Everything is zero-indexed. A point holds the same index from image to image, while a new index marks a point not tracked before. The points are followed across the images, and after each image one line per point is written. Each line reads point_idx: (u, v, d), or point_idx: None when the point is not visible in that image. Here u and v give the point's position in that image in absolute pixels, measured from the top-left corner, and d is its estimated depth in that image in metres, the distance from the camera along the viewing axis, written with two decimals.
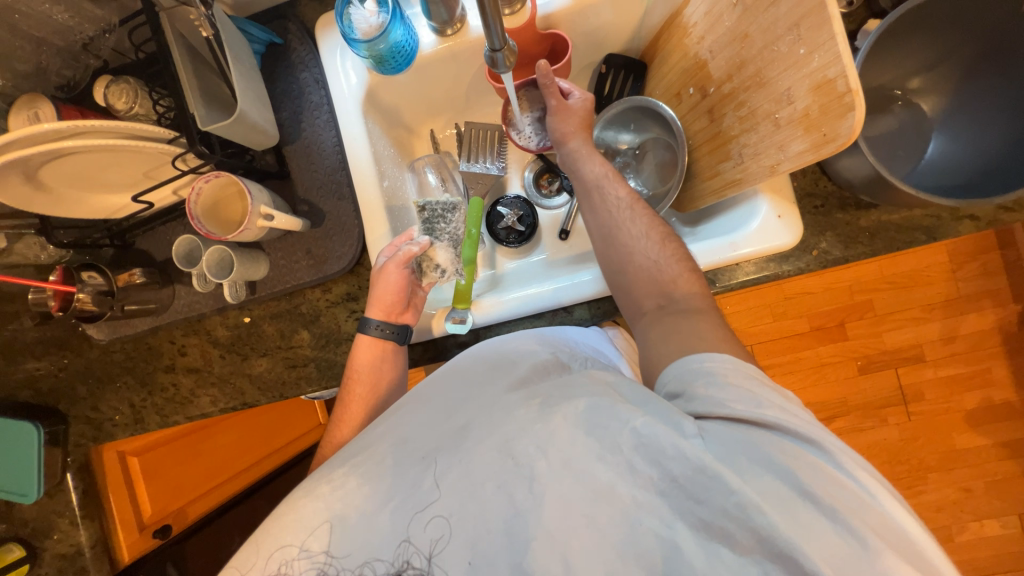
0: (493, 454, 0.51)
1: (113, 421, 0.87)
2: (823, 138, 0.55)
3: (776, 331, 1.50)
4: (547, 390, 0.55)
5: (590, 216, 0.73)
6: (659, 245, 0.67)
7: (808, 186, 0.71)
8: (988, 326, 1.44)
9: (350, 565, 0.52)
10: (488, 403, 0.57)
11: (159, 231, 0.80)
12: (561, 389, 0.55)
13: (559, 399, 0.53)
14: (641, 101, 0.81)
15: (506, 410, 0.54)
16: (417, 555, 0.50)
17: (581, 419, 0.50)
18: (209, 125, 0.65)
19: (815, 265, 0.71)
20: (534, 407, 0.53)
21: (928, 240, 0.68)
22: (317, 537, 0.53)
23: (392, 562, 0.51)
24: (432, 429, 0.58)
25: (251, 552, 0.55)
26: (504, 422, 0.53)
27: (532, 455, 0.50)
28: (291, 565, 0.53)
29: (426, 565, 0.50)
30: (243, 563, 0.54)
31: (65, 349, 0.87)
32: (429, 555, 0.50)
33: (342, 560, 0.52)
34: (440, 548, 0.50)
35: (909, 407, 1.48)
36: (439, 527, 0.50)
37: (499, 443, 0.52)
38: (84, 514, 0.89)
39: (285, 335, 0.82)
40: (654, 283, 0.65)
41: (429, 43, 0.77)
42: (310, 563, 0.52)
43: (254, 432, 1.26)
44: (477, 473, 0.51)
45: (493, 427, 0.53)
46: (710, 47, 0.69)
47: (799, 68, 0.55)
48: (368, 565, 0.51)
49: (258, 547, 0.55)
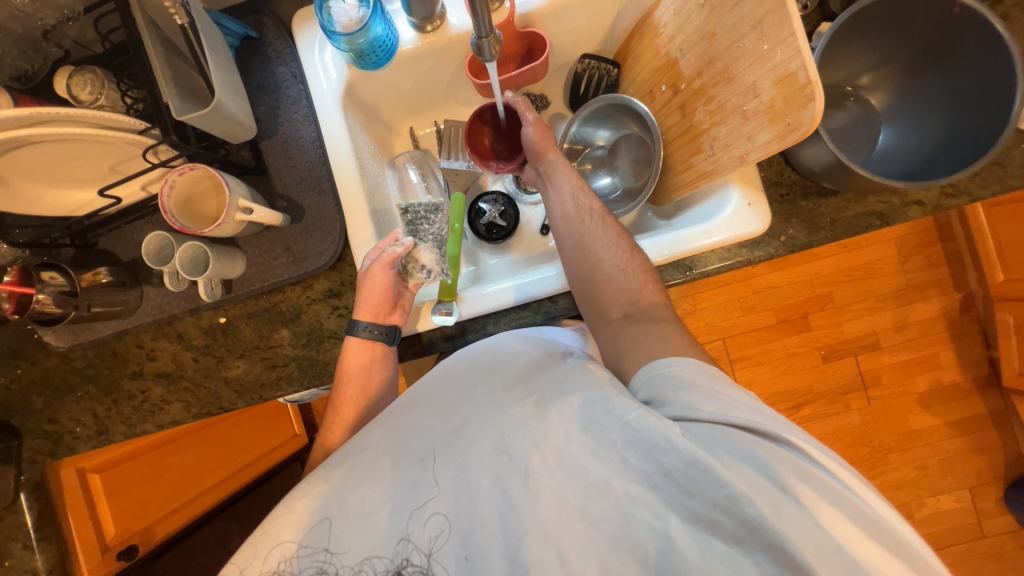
0: (488, 451, 0.52)
1: (75, 433, 0.82)
2: (787, 127, 0.59)
3: (746, 324, 1.57)
4: (546, 388, 0.56)
5: (563, 225, 0.74)
6: (628, 255, 0.70)
7: (773, 176, 0.76)
8: (934, 313, 1.55)
9: (350, 561, 0.50)
10: (484, 399, 0.59)
11: (125, 229, 0.77)
12: (556, 385, 0.56)
13: (553, 397, 0.54)
14: (616, 97, 0.84)
15: (500, 409, 0.55)
16: (416, 552, 0.50)
17: (576, 415, 0.51)
18: (184, 115, 0.62)
19: (783, 250, 0.75)
20: (529, 405, 0.54)
21: (882, 224, 0.74)
22: (316, 534, 0.52)
23: (392, 560, 0.50)
24: (427, 431, 0.58)
25: (246, 551, 0.53)
26: (500, 421, 0.54)
27: (528, 451, 0.51)
28: (291, 562, 0.51)
29: (425, 563, 0.50)
30: (238, 561, 0.53)
31: (19, 358, 0.81)
32: (428, 552, 0.50)
33: (341, 557, 0.51)
34: (440, 544, 0.50)
35: (869, 392, 1.57)
36: (438, 524, 0.51)
37: (493, 440, 0.53)
38: (40, 537, 0.82)
39: (263, 335, 0.79)
40: (623, 292, 0.68)
41: (409, 39, 0.78)
42: (309, 561, 0.51)
43: (224, 443, 1.22)
44: (472, 469, 0.52)
45: (489, 426, 0.54)
46: (680, 46, 0.73)
47: (764, 62, 0.59)
48: (367, 563, 0.50)
49: (254, 549, 0.53)
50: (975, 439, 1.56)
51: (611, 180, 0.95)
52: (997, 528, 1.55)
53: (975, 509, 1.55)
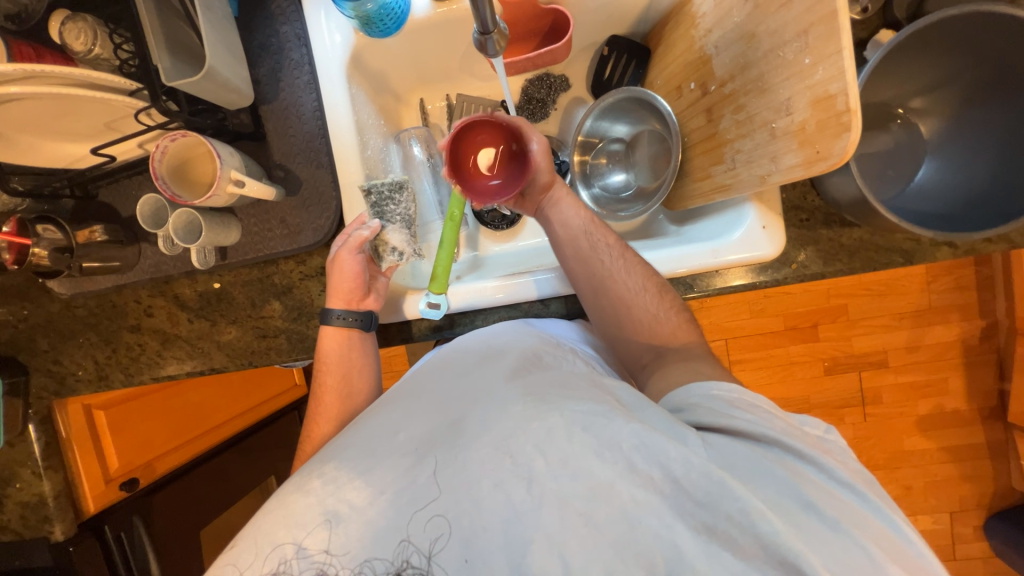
0: (490, 451, 0.50)
1: (77, 376, 0.86)
2: (815, 155, 0.53)
3: (751, 327, 1.53)
4: (545, 390, 0.55)
5: (578, 265, 0.70)
6: (656, 296, 0.67)
7: (796, 199, 0.70)
8: (952, 339, 1.49)
9: (349, 564, 0.49)
10: (487, 392, 0.57)
11: (123, 183, 0.76)
12: (557, 387, 0.55)
13: (556, 399, 0.53)
14: (638, 91, 0.78)
15: (503, 404, 0.54)
16: (416, 553, 0.49)
17: (580, 419, 0.50)
18: (175, 80, 0.60)
19: (792, 279, 0.71)
20: (530, 405, 0.52)
21: (905, 262, 0.69)
22: (316, 537, 0.50)
23: (391, 561, 0.49)
24: (422, 425, 0.57)
25: (242, 551, 0.52)
26: (501, 417, 0.52)
27: (530, 454, 0.49)
28: (290, 564, 0.50)
29: (425, 565, 0.48)
30: (235, 564, 0.52)
31: (24, 300, 0.85)
32: (429, 553, 0.49)
33: (340, 559, 0.49)
34: (440, 546, 0.49)
35: (865, 408, 1.55)
36: (439, 525, 0.49)
37: (496, 440, 0.51)
38: (47, 466, 0.88)
39: (255, 304, 0.80)
40: (651, 337, 0.68)
41: (422, 6, 0.71)
42: (307, 564, 0.50)
43: (224, 390, 1.28)
44: (472, 469, 0.50)
45: (491, 423, 0.52)
46: (716, 43, 0.66)
47: (802, 78, 0.53)
48: (367, 565, 0.49)
49: (251, 546, 0.52)
50: (967, 467, 1.54)
51: (626, 177, 0.89)
52: (967, 552, 1.57)
53: (951, 532, 1.56)
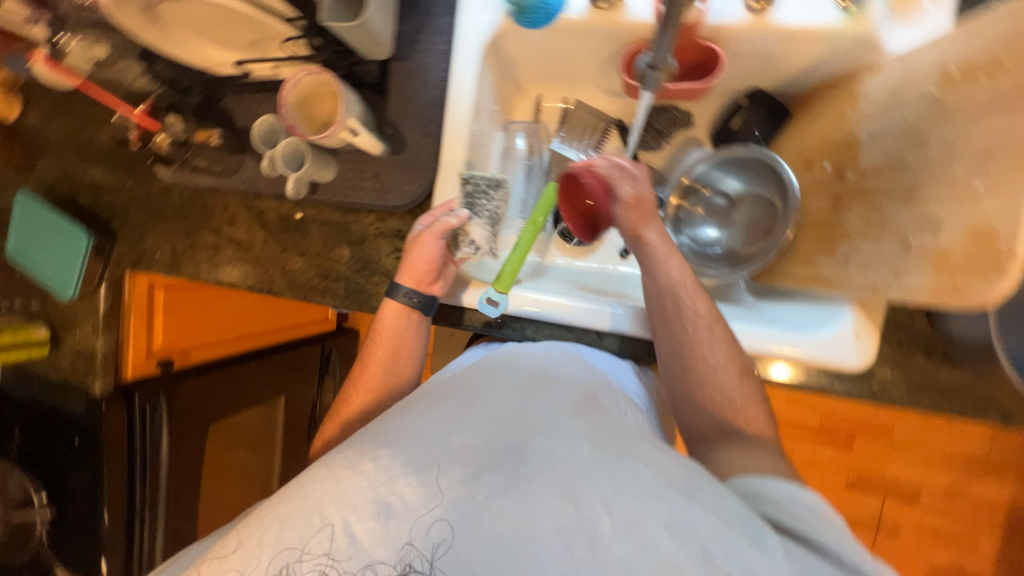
0: (552, 490, 0.45)
1: (153, 256, 0.92)
2: (950, 287, 0.48)
3: (783, 415, 1.45)
4: (614, 441, 0.50)
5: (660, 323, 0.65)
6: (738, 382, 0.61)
7: (901, 317, 0.65)
8: (999, 500, 1.37)
9: (352, 568, 0.44)
10: (550, 422, 0.52)
11: (247, 96, 0.80)
12: (625, 442, 0.50)
13: (626, 455, 0.48)
14: (765, 153, 0.73)
15: (571, 442, 0.49)
16: (420, 559, 0.44)
17: (654, 486, 0.44)
18: (330, 21, 0.62)
19: (868, 397, 0.66)
20: (601, 453, 0.48)
21: (1000, 422, 0.63)
22: (320, 538, 0.45)
23: (393, 566, 0.44)
24: (477, 434, 0.52)
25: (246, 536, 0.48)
26: (567, 457, 0.48)
27: (597, 509, 0.44)
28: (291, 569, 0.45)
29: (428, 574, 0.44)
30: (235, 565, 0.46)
31: (132, 173, 0.92)
32: (432, 560, 0.44)
33: (344, 563, 0.45)
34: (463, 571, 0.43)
35: (878, 538, 1.44)
36: (475, 551, 0.44)
37: (561, 480, 0.46)
38: (104, 323, 0.96)
39: (328, 245, 0.82)
40: (716, 427, 0.60)
41: (577, 8, 0.70)
42: (311, 566, 0.45)
43: (265, 305, 1.34)
44: (534, 505, 0.45)
45: (555, 459, 0.48)
46: (873, 131, 0.61)
47: (964, 201, 0.48)
48: (369, 570, 0.44)
49: (258, 530, 0.48)
50: None
51: (718, 234, 0.85)
52: None
53: None
